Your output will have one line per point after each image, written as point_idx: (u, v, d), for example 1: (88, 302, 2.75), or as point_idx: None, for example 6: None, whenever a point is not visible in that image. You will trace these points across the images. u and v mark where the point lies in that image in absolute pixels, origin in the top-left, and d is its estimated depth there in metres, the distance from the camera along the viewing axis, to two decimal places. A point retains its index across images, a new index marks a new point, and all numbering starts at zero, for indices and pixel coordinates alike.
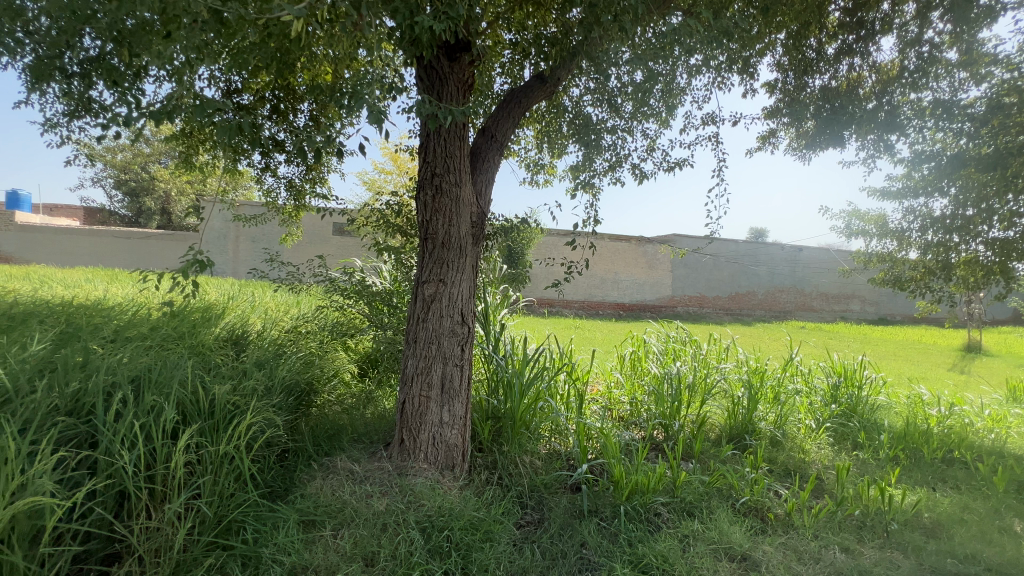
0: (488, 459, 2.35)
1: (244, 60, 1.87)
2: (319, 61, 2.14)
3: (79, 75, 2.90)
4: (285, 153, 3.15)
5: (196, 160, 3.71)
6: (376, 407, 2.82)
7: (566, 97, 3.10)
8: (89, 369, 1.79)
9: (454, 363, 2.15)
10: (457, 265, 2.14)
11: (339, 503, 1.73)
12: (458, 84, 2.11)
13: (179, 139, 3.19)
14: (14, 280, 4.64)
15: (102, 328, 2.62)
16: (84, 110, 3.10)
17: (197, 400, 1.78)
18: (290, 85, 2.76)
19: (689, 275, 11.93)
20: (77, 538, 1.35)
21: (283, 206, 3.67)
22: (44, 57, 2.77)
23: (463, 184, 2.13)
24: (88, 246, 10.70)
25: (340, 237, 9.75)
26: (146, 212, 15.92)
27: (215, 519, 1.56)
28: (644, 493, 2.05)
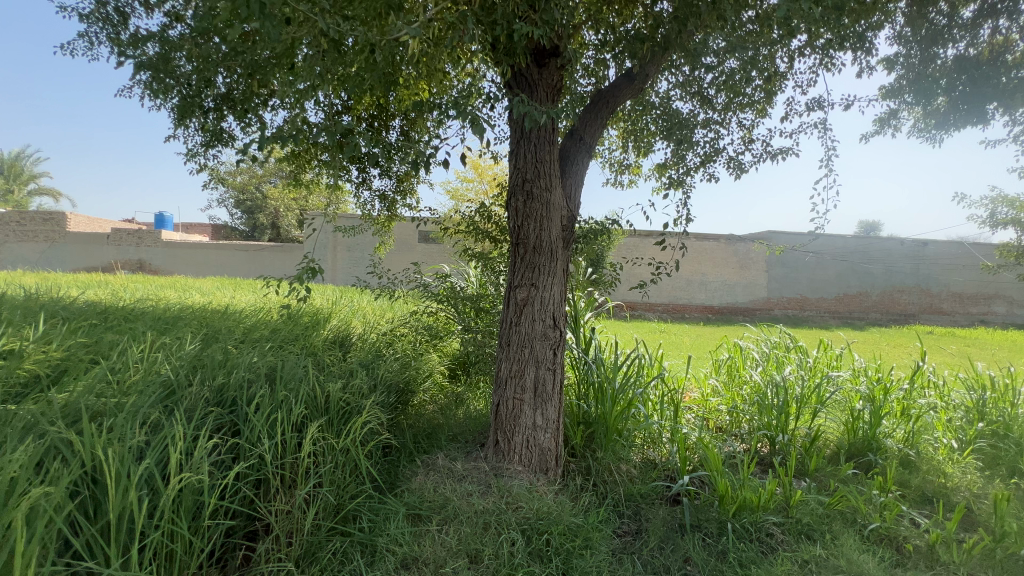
0: (581, 464, 2.33)
1: (352, 84, 2.03)
2: (415, 79, 2.27)
3: (213, 110, 3.34)
4: (381, 167, 3.37)
5: (304, 178, 4.10)
6: (467, 408, 2.91)
7: (653, 93, 3.00)
8: (227, 366, 2.03)
9: (546, 367, 2.16)
10: (549, 269, 2.14)
11: (442, 499, 1.81)
12: (547, 88, 2.12)
13: (291, 160, 3.55)
14: (163, 289, 5.44)
15: (234, 330, 2.97)
16: (217, 140, 3.56)
17: (315, 397, 1.95)
18: (385, 103, 2.96)
19: (788, 275, 10.96)
20: (227, 515, 1.53)
21: (378, 217, 3.94)
22: (187, 97, 3.23)
23: (554, 188, 2.12)
24: (217, 259, 12.25)
25: (426, 244, 10.26)
26: (261, 227, 17.93)
27: (335, 507, 1.70)
28: (754, 511, 1.91)
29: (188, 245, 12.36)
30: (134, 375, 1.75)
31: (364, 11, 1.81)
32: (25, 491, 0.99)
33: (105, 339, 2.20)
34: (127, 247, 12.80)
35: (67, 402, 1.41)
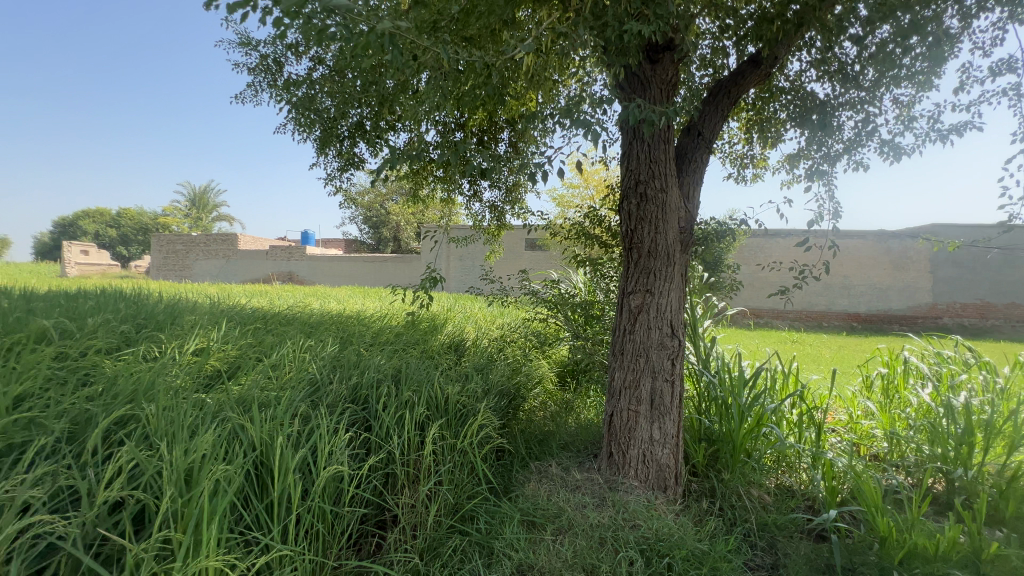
0: (704, 485, 2.15)
1: (467, 101, 2.13)
2: (525, 90, 2.31)
3: (347, 138, 3.76)
4: (491, 179, 3.49)
5: (422, 194, 4.41)
6: (577, 416, 2.86)
7: (782, 77, 2.70)
8: (360, 367, 2.24)
9: (664, 378, 2.04)
10: (665, 275, 2.03)
11: (556, 508, 1.79)
12: (661, 85, 2.02)
13: (411, 178, 3.84)
14: (309, 297, 6.24)
15: (364, 334, 3.28)
16: (350, 164, 4.00)
17: (435, 398, 2.06)
18: (495, 117, 3.06)
19: (961, 277, 9.11)
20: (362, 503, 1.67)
21: (489, 227, 4.08)
22: (327, 129, 3.68)
23: (670, 189, 2.01)
24: (350, 270, 13.74)
25: (533, 252, 10.44)
26: (384, 240, 19.76)
27: (455, 506, 1.78)
28: (929, 561, 1.59)
29: (326, 258, 14.05)
30: (288, 372, 2.00)
31: (477, 30, 1.88)
32: (212, 468, 1.17)
33: (267, 341, 2.57)
34: (281, 261, 14.97)
35: (240, 394, 1.66)
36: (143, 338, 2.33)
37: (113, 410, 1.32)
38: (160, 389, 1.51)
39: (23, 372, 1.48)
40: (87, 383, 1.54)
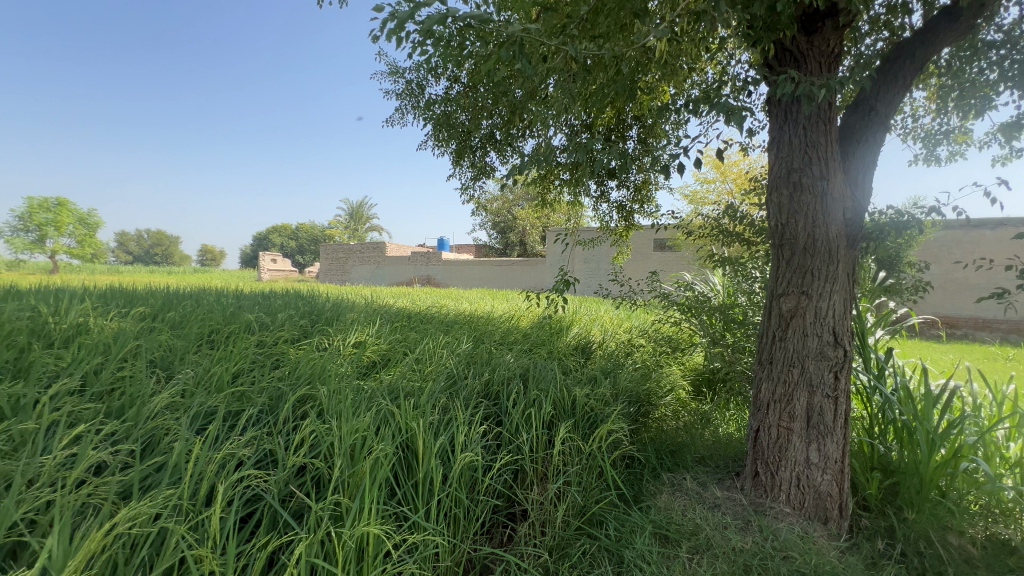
0: (879, 523, 1.81)
1: (596, 99, 2.11)
2: (656, 83, 2.21)
3: (480, 148, 4.00)
4: (618, 178, 3.41)
5: (548, 198, 4.49)
6: (715, 430, 2.63)
7: (991, 29, 2.18)
8: (492, 364, 2.36)
9: (824, 393, 1.78)
10: (827, 275, 1.76)
11: (692, 525, 1.66)
12: (821, 59, 1.78)
13: (538, 183, 3.94)
14: (445, 298, 6.76)
15: (494, 333, 3.44)
16: (482, 173, 4.24)
17: (563, 399, 2.08)
18: (624, 114, 2.99)
19: None
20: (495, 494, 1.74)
21: (616, 228, 3.98)
22: (463, 141, 3.95)
23: (832, 175, 1.74)
24: (480, 273, 14.55)
25: (663, 253, 9.94)
26: (512, 245, 20.56)
27: (583, 508, 1.76)
28: None
29: (460, 262, 15.10)
30: (429, 366, 2.20)
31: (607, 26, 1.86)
32: (371, 446, 1.32)
33: (412, 337, 2.85)
34: (421, 266, 16.48)
35: (391, 382, 1.87)
36: (317, 331, 2.76)
37: (297, 389, 1.58)
38: (330, 374, 1.77)
39: (237, 355, 1.85)
40: (278, 366, 1.86)
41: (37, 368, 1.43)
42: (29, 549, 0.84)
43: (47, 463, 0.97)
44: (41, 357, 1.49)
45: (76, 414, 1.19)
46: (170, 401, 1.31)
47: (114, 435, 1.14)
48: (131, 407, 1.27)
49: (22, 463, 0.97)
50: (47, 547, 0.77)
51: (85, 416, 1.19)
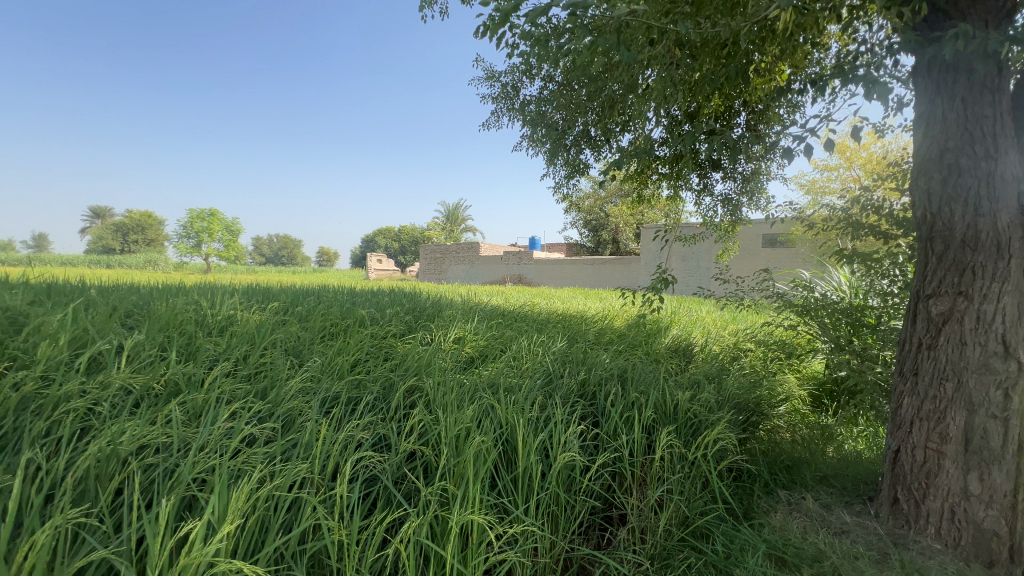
0: None
1: (702, 85, 1.99)
2: (771, 62, 2.02)
3: (574, 145, 3.97)
4: (724, 169, 3.18)
5: (645, 194, 4.33)
6: (840, 447, 2.34)
7: None
8: (588, 364, 2.33)
9: (989, 413, 1.49)
10: (994, 273, 1.48)
11: (815, 550, 1.49)
12: (987, 15, 1.50)
13: (635, 178, 3.81)
14: (537, 297, 6.82)
15: (588, 333, 3.39)
16: (576, 171, 4.21)
17: (664, 403, 1.99)
18: (731, 100, 2.78)
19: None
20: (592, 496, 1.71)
21: (721, 223, 3.72)
22: (557, 139, 3.96)
23: (1002, 154, 1.46)
24: (572, 272, 14.46)
25: (773, 250, 9.10)
26: (604, 242, 20.17)
27: (686, 519, 1.66)
28: None
29: (551, 261, 15.14)
30: (525, 363, 2.23)
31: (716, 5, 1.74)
32: (474, 438, 1.37)
33: (508, 335, 2.91)
34: (513, 265, 16.81)
35: (490, 377, 1.93)
36: (420, 327, 2.94)
37: (406, 380, 1.69)
38: (434, 367, 1.87)
39: (354, 346, 2.03)
40: (388, 358, 2.01)
41: (202, 352, 1.70)
42: (199, 502, 1.00)
43: (212, 431, 1.14)
44: (204, 343, 1.77)
45: (231, 392, 1.39)
46: (302, 385, 1.47)
47: (261, 411, 1.31)
48: (272, 389, 1.46)
49: (194, 430, 1.16)
50: (214, 503, 0.91)
51: (239, 394, 1.38)
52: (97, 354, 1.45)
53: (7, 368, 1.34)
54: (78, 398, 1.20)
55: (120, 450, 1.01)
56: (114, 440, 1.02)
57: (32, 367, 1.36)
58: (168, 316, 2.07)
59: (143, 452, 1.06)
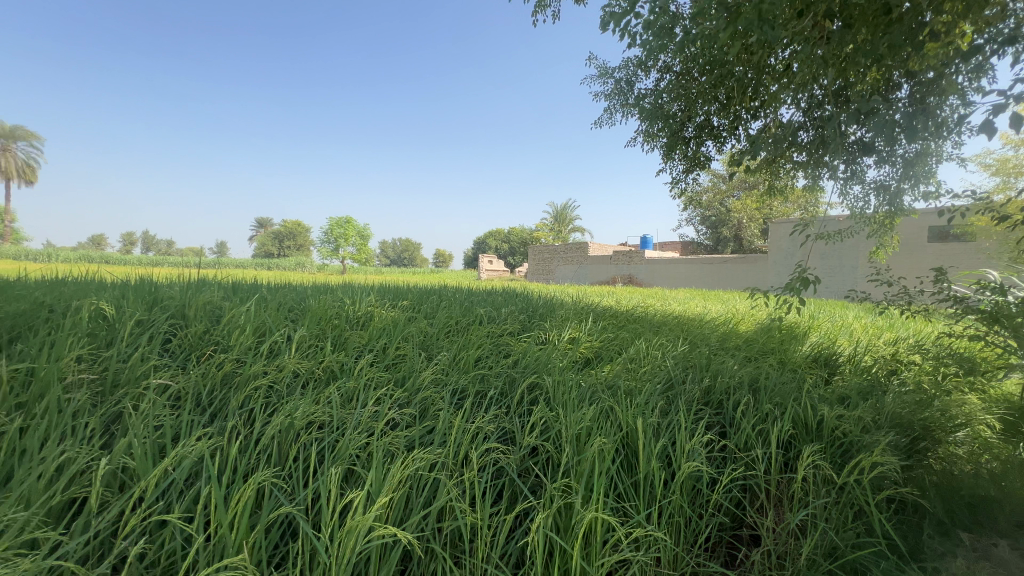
0: None
1: (855, 58, 1.75)
2: (949, 20, 1.71)
3: (694, 137, 3.75)
4: (880, 152, 2.75)
5: (777, 185, 3.92)
6: None
7: None
8: (712, 370, 2.18)
9: None
10: None
11: None
12: None
13: (765, 169, 3.47)
14: (651, 298, 6.55)
15: (711, 336, 3.17)
16: (696, 164, 3.97)
17: (805, 418, 1.79)
18: (891, 72, 2.40)
19: None
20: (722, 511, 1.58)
21: (874, 215, 3.22)
22: (675, 132, 3.78)
23: None
24: (687, 272, 13.63)
25: (945, 245, 7.63)
26: (724, 240, 18.68)
27: (836, 550, 1.46)
28: None
29: (664, 261, 14.44)
30: (643, 366, 2.17)
31: None
32: (595, 439, 1.38)
33: (623, 337, 2.85)
34: (624, 265, 16.36)
35: (608, 378, 1.91)
36: (535, 326, 3.01)
37: (526, 377, 1.75)
38: (551, 366, 1.90)
39: (476, 343, 2.14)
40: (507, 354, 2.10)
41: (351, 343, 1.93)
42: (355, 474, 1.14)
43: (363, 413, 1.30)
44: (352, 335, 2.01)
45: (376, 379, 1.56)
46: (434, 376, 1.61)
47: (401, 399, 1.46)
48: (409, 379, 1.61)
49: (348, 412, 1.32)
50: (371, 477, 1.04)
51: (382, 382, 1.54)
52: (275, 342, 1.73)
53: (214, 350, 1.66)
54: (263, 377, 1.45)
55: (296, 423, 1.20)
56: (291, 415, 1.21)
57: (230, 350, 1.67)
58: (322, 312, 2.38)
59: (313, 428, 1.25)
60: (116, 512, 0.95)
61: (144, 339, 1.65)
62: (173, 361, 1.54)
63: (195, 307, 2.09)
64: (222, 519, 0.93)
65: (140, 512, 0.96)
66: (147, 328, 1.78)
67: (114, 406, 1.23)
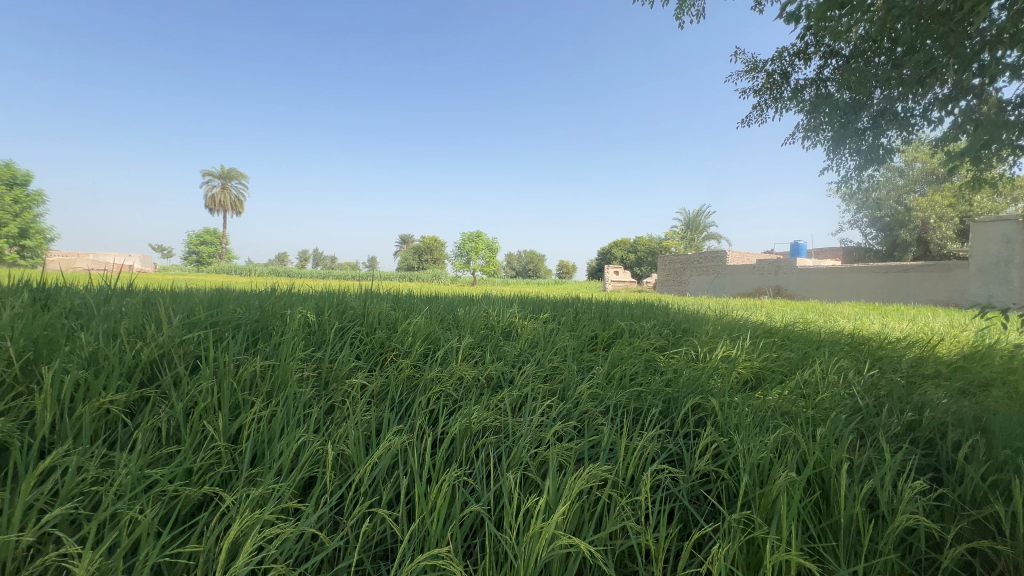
0: None
1: None
2: None
3: (870, 128, 3.27)
4: None
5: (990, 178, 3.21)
6: None
7: None
8: (914, 402, 1.84)
9: None
10: None
11: None
12: None
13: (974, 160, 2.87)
14: (811, 312, 5.77)
15: (903, 360, 2.66)
16: (873, 160, 3.45)
17: None
18: None
19: None
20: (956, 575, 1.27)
21: None
22: (845, 124, 3.33)
23: None
24: (854, 282, 11.71)
25: None
26: (903, 244, 15.76)
27: None
28: None
29: (822, 269, 12.62)
30: (819, 392, 1.92)
31: None
32: (779, 473, 1.25)
33: (788, 358, 2.55)
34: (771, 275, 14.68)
35: (780, 403, 1.72)
36: (681, 339, 2.84)
37: (686, 398, 1.67)
38: (712, 386, 1.79)
39: (625, 357, 2.10)
40: (659, 370, 2.02)
41: (505, 354, 2.04)
42: (531, 483, 1.19)
43: (532, 423, 1.37)
44: (506, 345, 2.12)
45: (536, 391, 1.62)
46: (591, 390, 1.62)
47: (563, 411, 1.49)
48: (567, 392, 1.64)
49: (516, 420, 1.39)
50: (549, 487, 1.08)
51: (542, 393, 1.60)
52: (443, 350, 1.91)
53: (395, 355, 1.89)
54: (439, 382, 1.61)
55: (475, 428, 1.30)
56: (470, 420, 1.32)
57: (407, 356, 1.88)
58: (475, 321, 2.57)
59: (488, 433, 1.34)
60: (339, 492, 1.12)
61: (342, 343, 1.95)
62: (365, 362, 1.78)
63: (374, 316, 2.40)
64: (425, 510, 1.05)
65: (359, 494, 1.12)
66: (343, 332, 2.10)
67: (329, 399, 1.47)
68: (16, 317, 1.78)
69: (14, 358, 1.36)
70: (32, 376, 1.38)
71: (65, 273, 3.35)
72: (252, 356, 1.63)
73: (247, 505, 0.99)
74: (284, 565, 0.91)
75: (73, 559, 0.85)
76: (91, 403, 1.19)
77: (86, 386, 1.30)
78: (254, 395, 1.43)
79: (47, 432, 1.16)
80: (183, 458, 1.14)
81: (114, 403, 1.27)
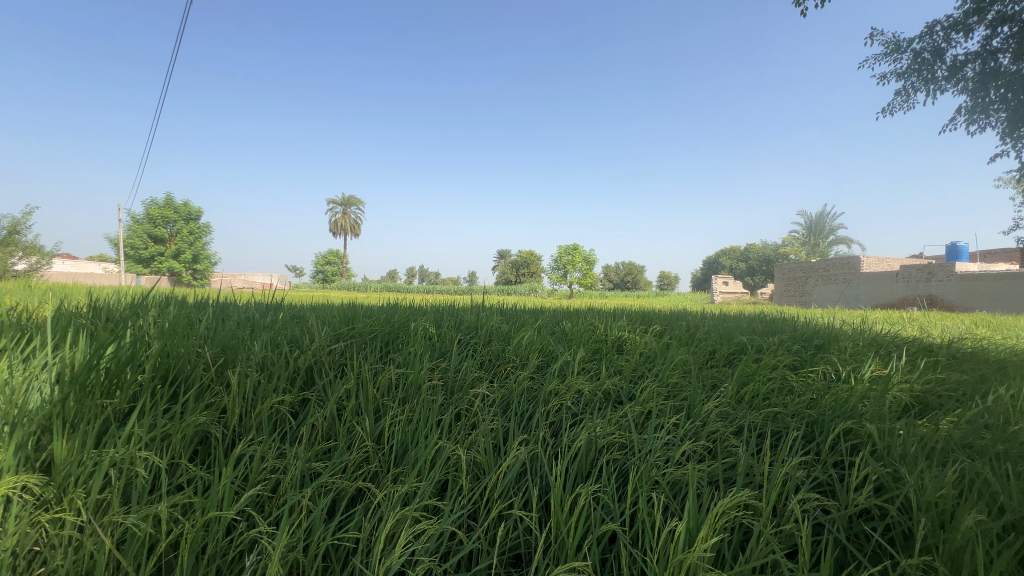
0: None
1: None
2: None
3: None
4: None
5: None
6: None
7: None
8: None
9: None
10: None
11: None
12: None
13: None
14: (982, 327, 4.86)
15: None
16: None
17: None
18: None
19: None
20: None
21: None
22: None
23: None
24: None
25: None
26: None
27: None
28: None
29: (993, 274, 10.51)
30: (1012, 424, 1.59)
31: None
32: (967, 514, 1.06)
33: (960, 381, 2.16)
34: (921, 282, 12.56)
35: (959, 434, 1.46)
36: (816, 356, 2.55)
37: (833, 423, 1.50)
38: (865, 410, 1.58)
39: (753, 373, 1.93)
40: (795, 390, 1.84)
41: (621, 368, 1.99)
42: (663, 502, 1.15)
43: (659, 440, 1.32)
44: (621, 359, 2.08)
45: (659, 407, 1.56)
46: (720, 409, 1.52)
47: (690, 431, 1.42)
48: (693, 410, 1.56)
49: (643, 438, 1.36)
50: (688, 508, 1.03)
51: (666, 411, 1.53)
52: (559, 362, 1.92)
53: (511, 367, 1.94)
54: (559, 395, 1.62)
55: (600, 442, 1.29)
56: (595, 434, 1.32)
57: (524, 367, 1.92)
58: (586, 333, 2.56)
59: (613, 449, 1.32)
60: (474, 497, 1.18)
61: (462, 354, 2.05)
62: (486, 374, 1.86)
63: (489, 329, 2.49)
64: (560, 521, 1.06)
65: (492, 500, 1.17)
66: (460, 342, 2.20)
67: (457, 406, 1.56)
68: (207, 328, 2.16)
69: (209, 363, 1.64)
70: (220, 378, 1.65)
71: (231, 289, 3.96)
72: (388, 364, 1.79)
73: (397, 500, 1.08)
74: (431, 560, 0.98)
75: (263, 537, 0.99)
76: (266, 402, 1.39)
77: (262, 387, 1.52)
78: (392, 400, 1.56)
79: (235, 425, 1.37)
80: (339, 454, 1.27)
81: (283, 404, 1.47)
